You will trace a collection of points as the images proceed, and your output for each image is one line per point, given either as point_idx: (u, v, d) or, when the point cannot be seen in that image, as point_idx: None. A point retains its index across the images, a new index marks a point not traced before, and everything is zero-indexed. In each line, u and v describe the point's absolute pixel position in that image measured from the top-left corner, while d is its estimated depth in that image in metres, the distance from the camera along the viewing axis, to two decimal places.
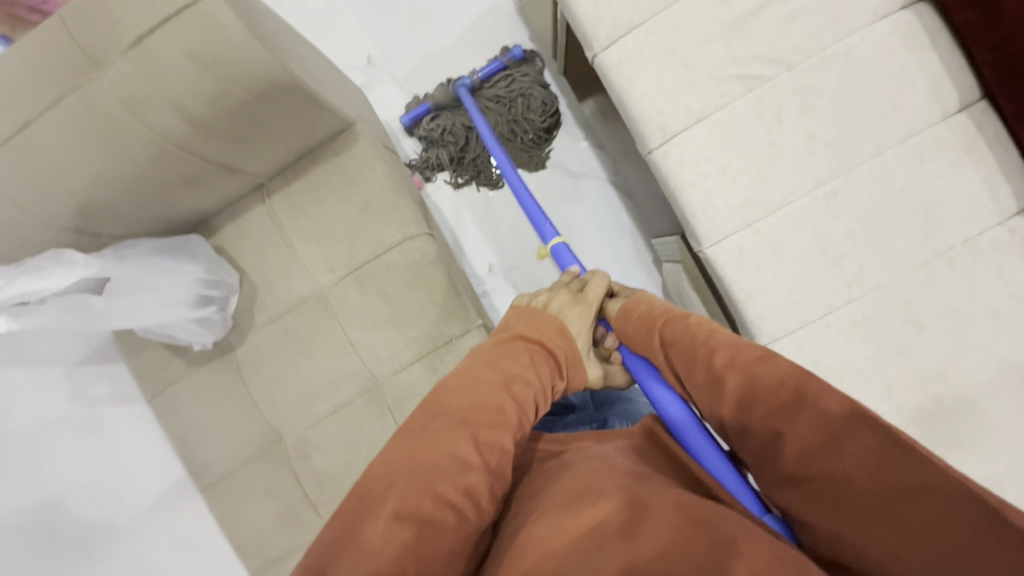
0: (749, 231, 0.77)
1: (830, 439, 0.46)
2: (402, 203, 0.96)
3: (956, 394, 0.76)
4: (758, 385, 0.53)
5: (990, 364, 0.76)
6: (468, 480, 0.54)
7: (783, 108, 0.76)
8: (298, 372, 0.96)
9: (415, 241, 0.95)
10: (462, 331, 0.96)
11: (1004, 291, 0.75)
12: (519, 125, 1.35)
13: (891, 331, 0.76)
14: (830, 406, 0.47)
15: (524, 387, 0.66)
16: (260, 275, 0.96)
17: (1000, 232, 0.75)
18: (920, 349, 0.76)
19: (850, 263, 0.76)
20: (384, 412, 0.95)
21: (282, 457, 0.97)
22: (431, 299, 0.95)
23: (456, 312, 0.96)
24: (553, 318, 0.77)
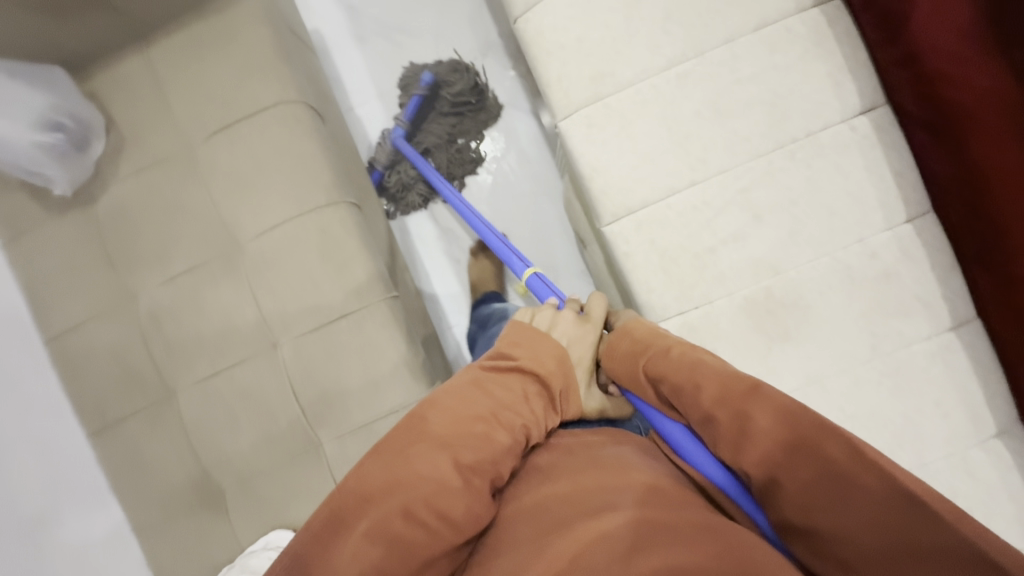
0: (600, 105, 0.77)
1: (833, 487, 0.45)
2: (284, 69, 0.95)
3: (787, 287, 0.77)
4: (753, 427, 0.50)
5: (820, 260, 0.76)
6: (444, 504, 0.53)
7: None
8: (156, 226, 0.95)
9: (292, 107, 0.95)
10: (328, 203, 0.95)
11: (841, 187, 0.76)
12: (456, 101, 1.33)
13: (728, 218, 0.77)
14: (828, 450, 0.46)
15: (513, 416, 0.60)
16: (130, 125, 0.94)
17: (842, 130, 0.76)
18: (756, 239, 0.77)
19: (694, 146, 0.77)
20: (241, 279, 0.94)
21: (132, 315, 0.95)
22: (300, 166, 0.94)
23: (326, 184, 0.95)
24: (554, 343, 0.68)
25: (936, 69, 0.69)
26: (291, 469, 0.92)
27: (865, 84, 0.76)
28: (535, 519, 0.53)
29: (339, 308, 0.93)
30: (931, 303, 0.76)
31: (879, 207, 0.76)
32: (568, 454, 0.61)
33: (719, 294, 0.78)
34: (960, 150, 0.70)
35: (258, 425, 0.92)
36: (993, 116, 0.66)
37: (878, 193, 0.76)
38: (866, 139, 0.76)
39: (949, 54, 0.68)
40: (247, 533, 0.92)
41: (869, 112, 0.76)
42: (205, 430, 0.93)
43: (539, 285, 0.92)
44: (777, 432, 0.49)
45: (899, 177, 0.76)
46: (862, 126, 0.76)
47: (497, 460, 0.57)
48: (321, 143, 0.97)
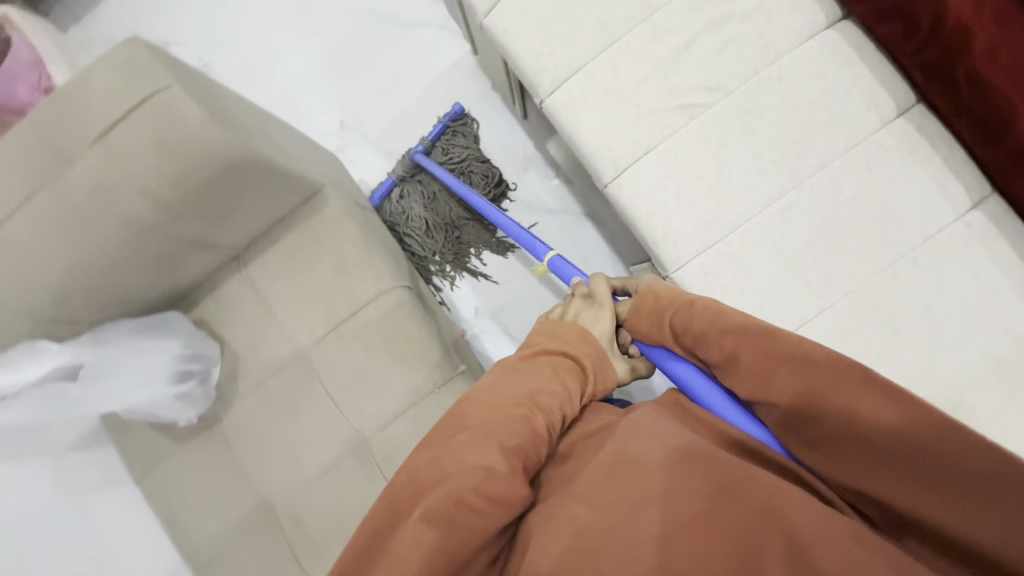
0: (711, 252, 0.78)
1: (854, 411, 0.50)
2: (377, 259, 0.98)
3: (944, 394, 0.74)
4: (772, 361, 0.56)
5: (974, 359, 0.74)
6: (493, 488, 0.54)
7: (727, 131, 0.79)
8: (286, 432, 0.95)
9: (392, 294, 0.97)
10: (443, 380, 0.96)
11: (972, 283, 0.76)
12: None
13: (867, 335, 0.76)
14: (847, 377, 0.51)
15: (549, 396, 0.64)
16: (241, 342, 0.97)
17: (958, 227, 0.77)
18: (900, 352, 0.75)
19: (815, 272, 0.77)
20: (374, 468, 0.93)
21: (271, 524, 0.92)
22: (410, 347, 0.96)
23: (437, 360, 0.96)
24: (573, 325, 0.74)
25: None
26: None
27: (969, 178, 0.77)
28: (570, 496, 0.56)
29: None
30: None
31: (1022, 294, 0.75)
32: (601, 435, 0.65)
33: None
34: None
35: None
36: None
37: (1013, 281, 0.75)
38: (983, 232, 0.77)
39: None
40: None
41: (978, 205, 0.78)
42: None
43: (560, 263, 1.02)
44: (795, 366, 0.54)
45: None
46: (976, 220, 0.77)
47: (534, 442, 0.61)
48: (422, 320, 0.99)
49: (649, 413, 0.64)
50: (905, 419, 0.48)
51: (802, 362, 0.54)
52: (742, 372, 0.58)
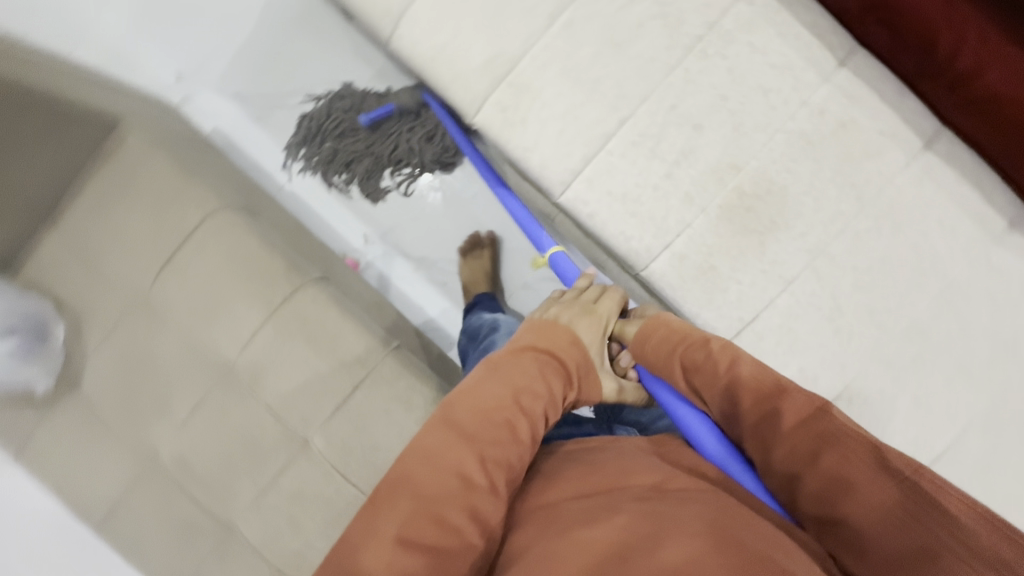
0: (569, 152, 0.73)
1: (862, 488, 0.53)
2: (195, 181, 0.90)
3: (807, 258, 0.73)
4: (785, 413, 0.59)
5: (836, 219, 0.73)
6: (471, 503, 0.56)
7: (560, 14, 0.71)
8: (147, 380, 0.91)
9: (218, 215, 0.90)
10: (295, 291, 0.90)
11: (838, 144, 0.72)
12: (407, 154, 1.26)
13: (732, 216, 0.73)
14: (861, 457, 0.54)
15: (533, 399, 0.64)
16: (79, 300, 0.91)
17: (825, 88, 0.71)
18: (771, 227, 0.73)
19: (669, 149, 0.72)
20: (245, 392, 0.90)
21: (160, 471, 0.93)
22: (251, 266, 0.90)
23: (283, 273, 0.90)
24: (566, 328, 0.73)
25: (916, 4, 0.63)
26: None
27: (830, 36, 0.71)
28: (545, 525, 0.56)
29: (347, 385, 0.90)
30: (967, 215, 0.72)
31: (888, 142, 0.71)
32: (571, 463, 0.66)
33: (754, 282, 0.74)
34: (960, 78, 0.65)
35: (335, 528, 0.90)
36: (977, 31, 0.62)
37: (875, 128, 0.71)
38: (843, 93, 0.71)
39: None
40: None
41: (846, 62, 0.71)
42: (282, 545, 0.91)
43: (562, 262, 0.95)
44: (821, 436, 0.56)
45: (900, 115, 0.71)
46: (841, 82, 0.71)
47: (518, 453, 0.62)
48: (261, 235, 0.92)
49: (644, 456, 0.65)
50: (902, 504, 0.51)
51: (816, 428, 0.57)
52: (755, 424, 0.61)
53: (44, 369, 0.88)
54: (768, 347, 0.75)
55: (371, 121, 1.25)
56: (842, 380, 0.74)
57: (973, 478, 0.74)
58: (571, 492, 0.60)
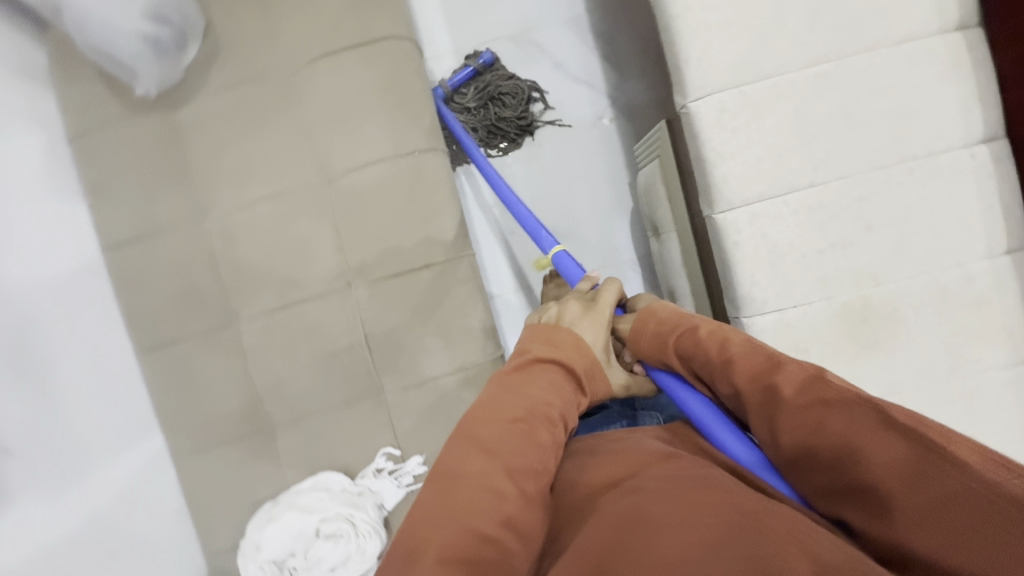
0: (755, 181, 0.75)
1: (869, 447, 0.44)
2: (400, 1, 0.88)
3: (885, 388, 0.77)
4: (772, 387, 0.52)
5: (930, 373, 0.77)
6: (507, 513, 0.51)
7: (817, 66, 0.74)
8: (243, 145, 0.88)
9: (402, 44, 0.88)
10: (426, 149, 0.89)
11: (968, 312, 0.76)
12: (494, 127, 1.29)
13: (850, 317, 0.77)
14: (858, 415, 0.46)
15: (548, 405, 0.61)
16: (228, 33, 0.87)
17: (986, 262, 0.76)
18: (875, 347, 0.77)
19: (835, 231, 0.76)
20: (325, 209, 0.88)
21: (200, 231, 0.89)
22: (401, 104, 0.88)
23: (425, 127, 0.89)
24: (567, 330, 0.70)
25: None
26: (354, 416, 0.90)
27: (1015, 223, 0.76)
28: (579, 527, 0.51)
29: (420, 259, 0.89)
30: None
31: (1006, 338, 0.76)
32: (589, 456, 0.62)
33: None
34: None
35: (327, 372, 0.90)
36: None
37: (1005, 320, 0.76)
38: (996, 277, 0.76)
39: None
40: (296, 471, 0.91)
41: (1013, 252, 0.76)
42: (269, 360, 0.89)
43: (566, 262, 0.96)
44: (811, 403, 0.49)
45: None
46: (1001, 264, 0.76)
47: (541, 458, 0.58)
48: (426, 83, 0.90)
49: (652, 448, 0.59)
50: (918, 455, 0.42)
51: (810, 395, 0.49)
52: (749, 404, 0.54)
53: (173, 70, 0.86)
54: None
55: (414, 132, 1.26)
56: None
57: None
58: (603, 482, 0.55)
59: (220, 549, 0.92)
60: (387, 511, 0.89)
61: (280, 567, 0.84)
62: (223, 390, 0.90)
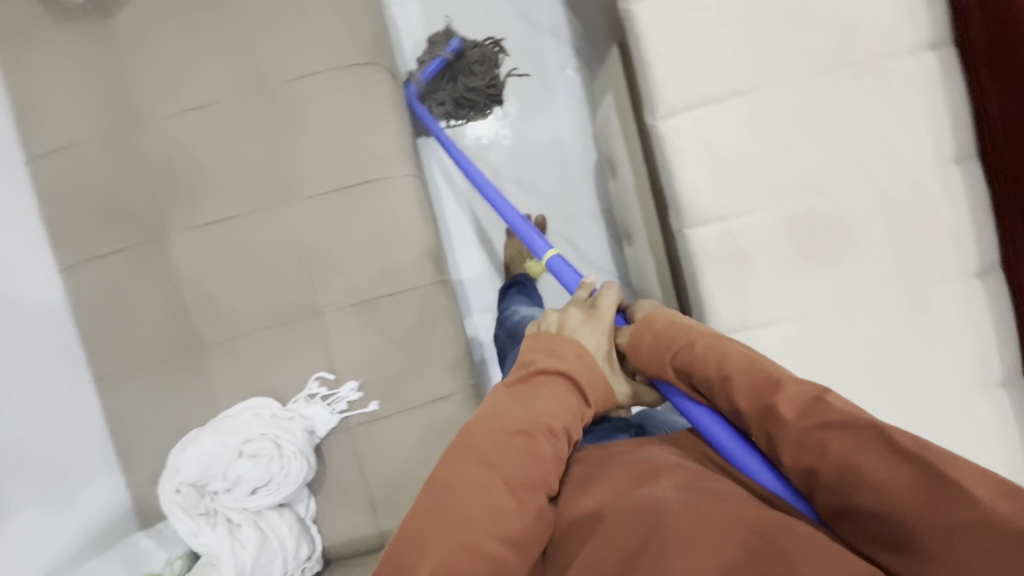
0: (696, 86, 0.73)
1: (865, 471, 0.46)
2: None
3: (831, 301, 0.75)
4: (772, 410, 0.52)
5: (875, 285, 0.75)
6: (502, 527, 0.52)
7: None
8: (177, 53, 0.84)
9: None
10: (366, 63, 0.86)
11: (914, 223, 0.74)
12: (467, 104, 1.25)
13: (797, 228, 0.74)
14: (859, 440, 0.47)
15: (552, 417, 0.59)
16: None
17: (933, 172, 0.74)
18: (822, 258, 0.74)
19: (779, 137, 0.73)
20: (262, 123, 0.85)
21: (129, 143, 0.85)
22: (341, 15, 0.85)
23: (365, 40, 0.86)
24: (569, 338, 0.65)
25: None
26: (288, 339, 0.86)
27: (962, 132, 0.74)
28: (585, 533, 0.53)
29: (357, 176, 0.86)
30: (983, 349, 0.75)
31: (954, 250, 0.74)
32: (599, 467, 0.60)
33: (774, 296, 0.75)
34: None
35: (261, 293, 0.85)
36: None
37: (952, 231, 0.74)
38: (944, 186, 0.74)
39: None
40: (224, 398, 0.86)
41: (960, 162, 0.74)
42: (199, 279, 0.85)
43: (559, 265, 0.88)
44: (812, 429, 0.49)
45: (979, 234, 0.75)
46: (949, 175, 0.74)
47: (544, 471, 0.57)
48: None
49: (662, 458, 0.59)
50: (916, 484, 0.44)
51: (811, 419, 0.50)
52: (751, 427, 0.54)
53: None
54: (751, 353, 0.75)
55: None
56: None
57: None
58: (612, 493, 0.55)
59: (145, 481, 0.87)
60: (318, 438, 0.85)
61: (200, 491, 0.79)
62: (149, 311, 0.85)
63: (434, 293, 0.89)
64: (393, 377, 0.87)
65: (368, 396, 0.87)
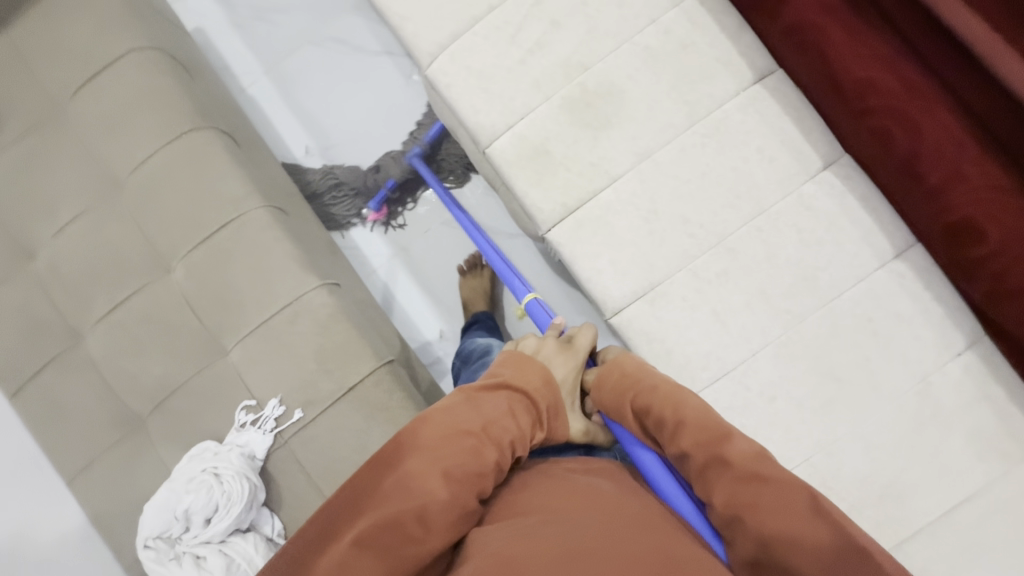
0: (445, 30, 0.81)
1: (796, 530, 0.52)
2: (134, 21, 1.01)
3: (632, 157, 0.79)
4: (720, 456, 0.59)
5: (666, 127, 0.79)
6: (430, 513, 0.57)
7: None
8: (39, 183, 0.98)
9: (146, 53, 0.99)
10: (193, 128, 0.98)
11: (677, 61, 0.79)
12: (447, 162, 1.38)
13: (574, 107, 0.80)
14: (793, 499, 0.54)
15: (502, 429, 0.64)
16: (2, 98, 0.99)
17: (675, 12, 0.79)
18: (611, 124, 0.79)
19: (526, 38, 0.80)
20: (124, 212, 0.97)
21: (29, 270, 0.98)
22: (160, 99, 0.98)
23: (188, 112, 0.99)
24: (540, 364, 0.71)
25: None
26: (208, 384, 0.94)
27: None
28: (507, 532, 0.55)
29: (217, 222, 0.96)
30: (793, 145, 0.77)
31: (723, 68, 0.79)
32: (544, 475, 0.64)
33: (582, 173, 0.79)
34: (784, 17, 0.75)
35: (172, 353, 0.95)
36: None
37: (714, 53, 0.79)
38: (689, 19, 0.79)
39: None
40: (172, 455, 0.94)
41: None
42: (118, 361, 0.96)
43: (536, 308, 0.96)
44: (755, 473, 0.57)
45: (742, 47, 0.79)
46: (690, 8, 0.79)
47: (484, 475, 0.61)
48: (180, 79, 1.00)
49: (609, 483, 0.63)
50: (832, 541, 0.51)
51: (751, 472, 0.57)
52: (696, 470, 0.61)
53: None
54: (584, 236, 0.79)
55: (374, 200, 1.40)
56: (648, 280, 0.78)
57: (757, 400, 0.75)
58: (543, 501, 0.58)
59: (129, 557, 0.94)
60: (260, 461, 0.91)
61: (169, 542, 0.86)
62: (89, 403, 0.96)
63: (318, 297, 0.96)
64: (308, 384, 0.94)
65: (291, 407, 0.93)
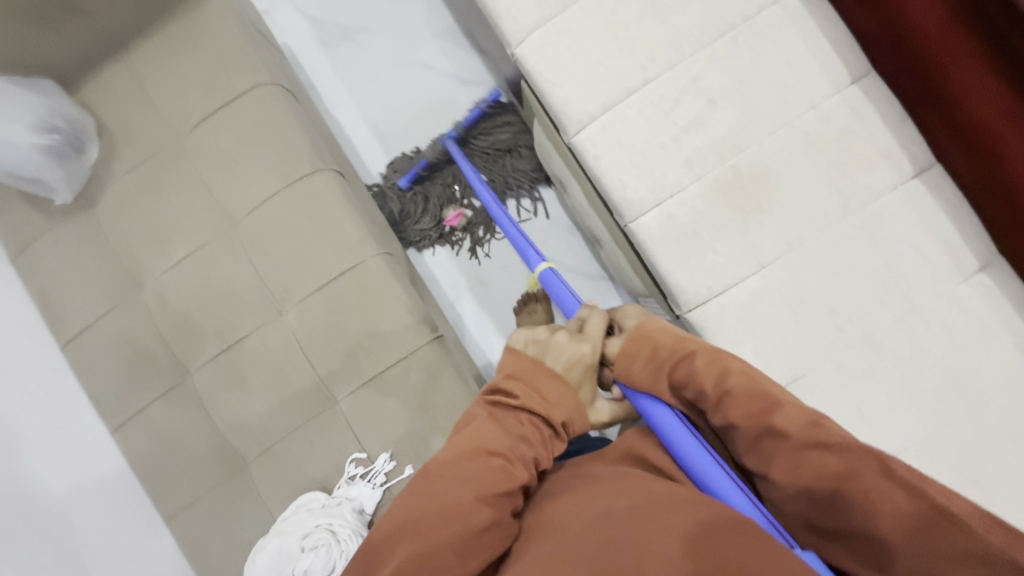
0: (599, 100, 0.80)
1: (873, 497, 0.47)
2: (253, 53, 0.98)
3: (784, 245, 0.78)
4: (771, 424, 0.54)
5: (822, 216, 0.78)
6: (467, 541, 0.53)
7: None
8: (152, 215, 0.96)
9: (267, 88, 0.97)
10: (313, 170, 0.96)
11: (838, 149, 0.78)
12: (509, 175, 1.37)
13: (728, 189, 0.78)
14: (862, 466, 0.48)
15: (527, 445, 0.60)
16: (118, 126, 0.98)
17: (837, 100, 0.78)
18: (764, 210, 0.78)
19: (682, 115, 0.79)
20: (237, 250, 0.95)
21: (136, 302, 0.97)
22: (280, 138, 0.96)
23: (308, 153, 0.97)
24: (552, 376, 0.64)
25: (927, 50, 0.72)
26: (316, 432, 0.93)
27: (849, 55, 0.79)
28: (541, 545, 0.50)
29: (333, 268, 0.94)
30: (947, 244, 0.77)
31: (883, 161, 0.77)
32: (575, 480, 0.60)
33: (730, 257, 0.78)
34: (958, 118, 0.73)
35: (279, 398, 0.94)
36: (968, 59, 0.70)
37: (874, 144, 0.78)
38: (850, 108, 0.78)
39: (938, 21, 0.70)
40: (278, 502, 0.93)
41: (859, 82, 0.79)
42: (224, 402, 0.95)
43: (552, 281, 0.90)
44: (814, 440, 0.51)
45: (904, 141, 0.78)
46: (853, 96, 0.78)
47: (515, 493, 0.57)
48: (299, 117, 0.99)
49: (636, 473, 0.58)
50: (918, 509, 0.45)
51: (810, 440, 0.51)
52: (748, 442, 0.55)
53: (76, 179, 0.96)
54: (730, 322, 0.78)
55: (409, 184, 1.39)
56: (792, 371, 0.77)
57: None
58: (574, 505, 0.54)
59: None
60: (369, 515, 0.91)
61: None
62: (192, 441, 0.95)
63: (431, 350, 0.94)
64: (418, 439, 0.92)
65: (401, 462, 0.92)
